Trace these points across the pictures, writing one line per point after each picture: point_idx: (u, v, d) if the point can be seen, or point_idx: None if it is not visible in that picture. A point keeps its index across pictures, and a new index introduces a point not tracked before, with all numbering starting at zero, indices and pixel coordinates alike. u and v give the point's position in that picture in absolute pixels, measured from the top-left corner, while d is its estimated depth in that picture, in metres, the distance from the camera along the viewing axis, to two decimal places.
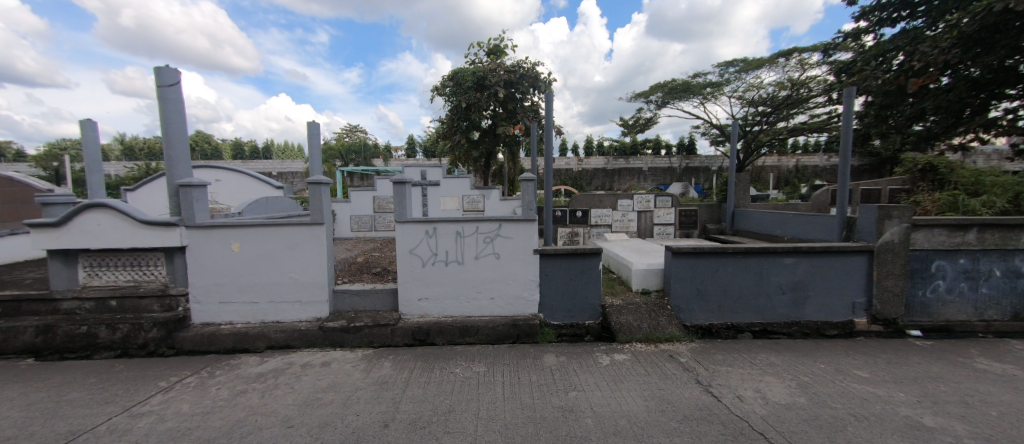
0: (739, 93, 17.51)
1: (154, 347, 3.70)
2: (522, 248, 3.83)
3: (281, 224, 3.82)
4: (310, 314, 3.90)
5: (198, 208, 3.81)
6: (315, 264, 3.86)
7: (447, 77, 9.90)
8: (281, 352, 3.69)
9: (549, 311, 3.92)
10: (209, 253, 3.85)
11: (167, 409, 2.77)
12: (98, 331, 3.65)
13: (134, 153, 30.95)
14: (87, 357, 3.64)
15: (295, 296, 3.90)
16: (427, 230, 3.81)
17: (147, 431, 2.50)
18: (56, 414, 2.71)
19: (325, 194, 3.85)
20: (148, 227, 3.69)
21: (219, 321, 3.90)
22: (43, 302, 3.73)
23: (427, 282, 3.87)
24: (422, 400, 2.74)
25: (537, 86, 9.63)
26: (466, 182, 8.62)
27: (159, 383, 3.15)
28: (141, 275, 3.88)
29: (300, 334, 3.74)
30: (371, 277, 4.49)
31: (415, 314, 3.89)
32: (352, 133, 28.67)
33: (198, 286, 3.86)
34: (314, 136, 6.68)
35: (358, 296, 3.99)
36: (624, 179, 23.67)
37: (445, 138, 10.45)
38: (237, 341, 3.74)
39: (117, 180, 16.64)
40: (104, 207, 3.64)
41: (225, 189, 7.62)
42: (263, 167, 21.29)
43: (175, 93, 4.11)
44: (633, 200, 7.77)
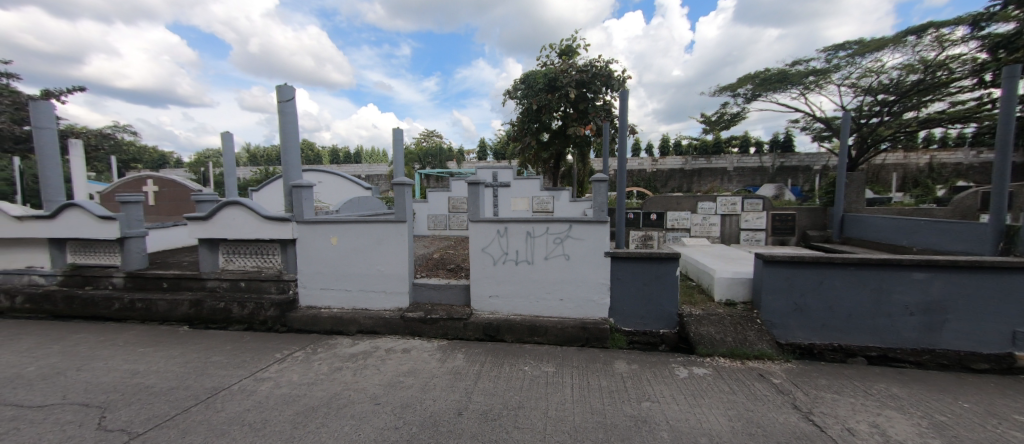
0: (851, 80, 15.11)
1: (272, 323, 4.36)
2: (593, 250, 3.76)
3: (370, 221, 4.23)
4: (394, 304, 4.28)
5: (307, 206, 4.40)
6: (398, 259, 4.21)
7: (519, 80, 10.10)
8: (369, 337, 4.10)
9: (621, 315, 3.80)
10: (314, 245, 4.42)
11: (281, 377, 3.24)
12: (232, 307, 4.40)
13: (257, 160, 36.75)
14: (224, 327, 4.42)
15: (381, 286, 4.29)
16: (499, 229, 3.94)
17: (268, 393, 2.96)
18: (203, 372, 3.33)
19: (408, 194, 4.17)
20: (270, 222, 4.38)
21: (321, 305, 4.46)
22: (195, 280, 4.60)
23: (498, 280, 4.00)
24: (493, 393, 2.84)
25: (610, 85, 9.33)
26: (536, 184, 8.70)
27: (276, 354, 3.70)
28: (263, 262, 4.59)
29: (385, 322, 4.11)
30: (447, 272, 4.77)
31: (486, 310, 4.04)
32: (429, 138, 30.65)
33: (305, 273, 4.46)
34: (398, 141, 7.28)
35: (436, 290, 4.26)
36: (705, 180, 21.85)
37: (516, 140, 10.67)
38: (334, 323, 4.23)
39: (246, 183, 19.89)
40: (238, 204, 4.37)
41: (326, 190, 8.68)
42: (354, 170, 23.78)
43: (292, 106, 4.80)
44: (715, 202, 7.16)
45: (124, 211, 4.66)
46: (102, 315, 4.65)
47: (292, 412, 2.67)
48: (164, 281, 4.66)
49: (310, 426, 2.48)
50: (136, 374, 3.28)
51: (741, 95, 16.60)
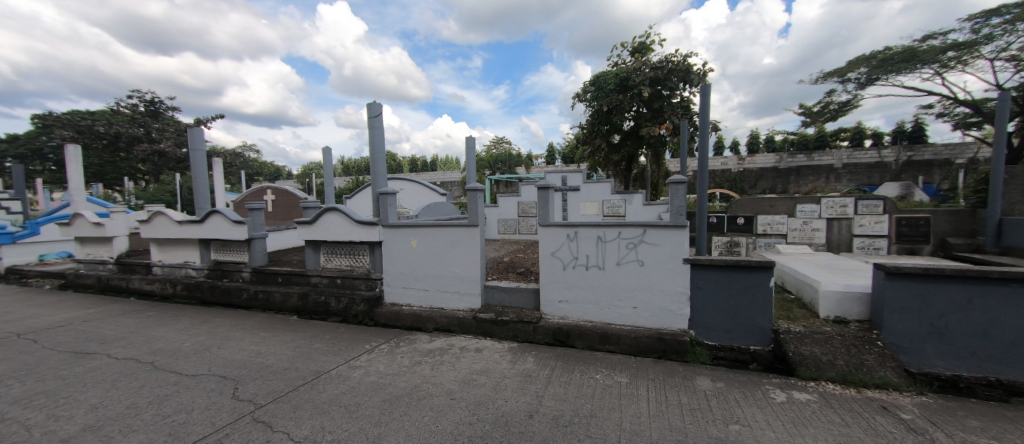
0: (1012, 51, 12.15)
1: (362, 317, 4.85)
2: (670, 257, 3.53)
3: (446, 226, 4.48)
4: (467, 305, 4.46)
5: (391, 212, 4.83)
6: (471, 261, 4.40)
7: (588, 83, 9.94)
8: (445, 334, 4.33)
9: (702, 328, 3.51)
10: (397, 247, 4.81)
11: (369, 366, 3.58)
12: (330, 301, 4.99)
13: (349, 170, 41.27)
14: (324, 319, 5.02)
15: (456, 287, 4.52)
16: (569, 234, 3.91)
17: (360, 380, 3.30)
18: (308, 357, 3.82)
19: (480, 199, 4.35)
20: (361, 226, 4.88)
21: (402, 303, 4.83)
22: (302, 276, 5.31)
23: (568, 285, 3.96)
24: (564, 399, 2.81)
25: (688, 80, 8.73)
26: (607, 187, 8.46)
27: (365, 346, 4.10)
28: (355, 261, 5.13)
29: (460, 321, 4.32)
30: (517, 276, 4.86)
31: (556, 315, 4.02)
32: (498, 144, 31.56)
33: (389, 273, 4.88)
34: (471, 149, 7.62)
35: (506, 292, 4.35)
36: (805, 180, 19.22)
37: (586, 143, 10.51)
38: (414, 320, 4.56)
39: (341, 192, 22.45)
40: (335, 210, 4.95)
41: (407, 196, 9.43)
42: (431, 178, 25.44)
43: (379, 121, 5.32)
44: (819, 205, 6.27)
45: (251, 216, 5.56)
46: (235, 303, 5.58)
47: (379, 399, 2.94)
48: (279, 276, 5.44)
49: (394, 413, 2.70)
50: (258, 354, 3.88)
51: (852, 81, 14.32)
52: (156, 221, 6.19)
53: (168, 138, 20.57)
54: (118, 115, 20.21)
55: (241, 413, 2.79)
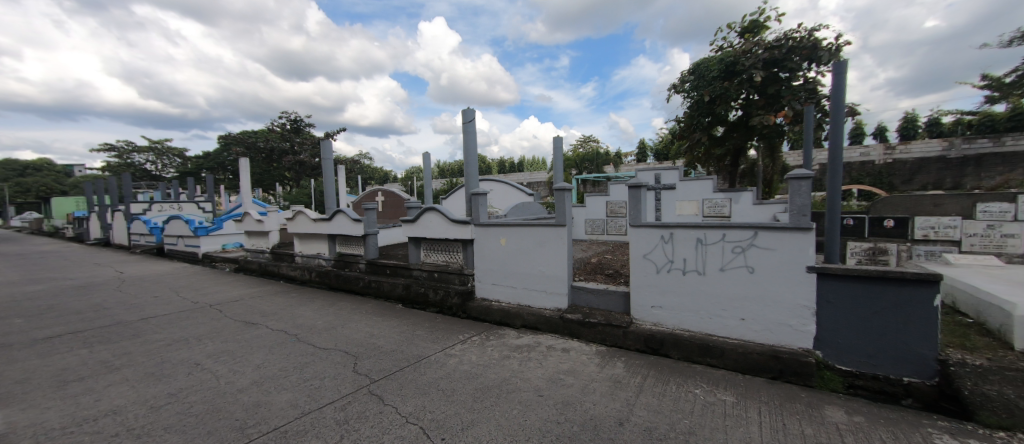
0: None
1: (456, 310, 5.21)
2: (788, 263, 3.05)
3: (534, 225, 4.55)
4: (554, 304, 4.46)
5: (483, 211, 5.09)
6: (558, 260, 4.40)
7: (687, 72, 9.16)
8: (532, 332, 4.42)
9: (832, 349, 2.97)
10: (487, 245, 5.05)
11: (463, 355, 3.84)
12: (429, 292, 5.47)
13: (444, 173, 44.68)
14: (424, 309, 5.52)
15: (543, 286, 4.56)
16: (664, 235, 3.65)
17: (455, 367, 3.55)
18: (411, 342, 4.24)
19: (568, 199, 4.31)
20: (456, 224, 5.25)
21: (491, 298, 5.05)
22: (405, 269, 5.92)
23: (662, 289, 3.70)
24: (658, 411, 2.64)
25: (814, 58, 7.46)
26: (708, 185, 7.70)
27: (459, 336, 4.40)
28: (450, 257, 5.54)
29: (547, 319, 4.36)
30: (605, 277, 4.71)
31: (648, 321, 3.79)
32: (585, 143, 30.91)
33: (480, 269, 5.15)
34: (558, 149, 7.63)
35: (594, 294, 4.25)
36: (989, 171, 14.89)
37: (683, 138, 9.72)
38: (503, 316, 4.74)
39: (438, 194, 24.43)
40: (434, 210, 5.41)
41: (497, 196, 9.86)
42: (518, 179, 26.14)
43: (472, 126, 5.65)
44: (1014, 203, 4.81)
45: (366, 215, 6.38)
46: (353, 289, 6.48)
47: (472, 387, 3.13)
48: (388, 268, 6.15)
49: (486, 403, 2.85)
50: (372, 336, 4.45)
51: None
52: (297, 219, 7.51)
53: (306, 150, 24.77)
54: (272, 133, 25.00)
55: (360, 385, 3.24)
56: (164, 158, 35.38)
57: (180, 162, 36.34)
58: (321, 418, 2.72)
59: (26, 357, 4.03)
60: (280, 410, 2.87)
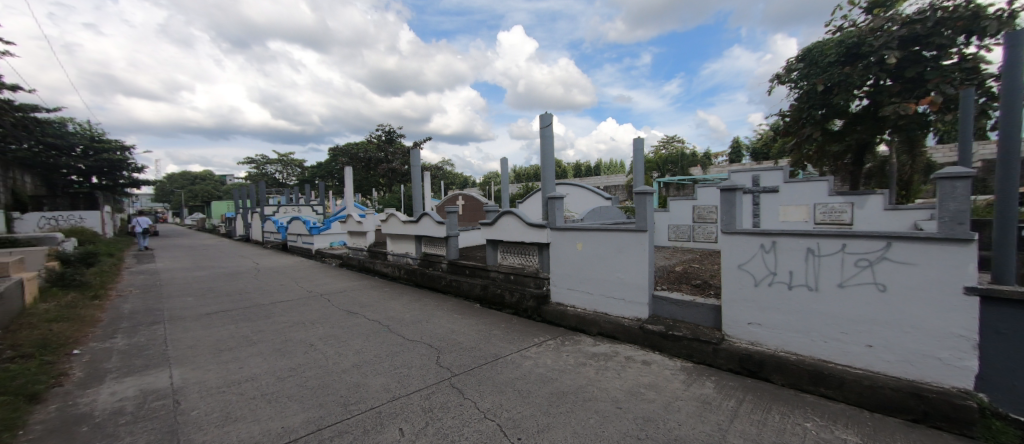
0: None
1: (531, 312, 5.26)
2: (936, 282, 2.48)
3: (612, 230, 4.39)
4: (633, 313, 4.25)
5: (559, 215, 5.08)
6: (638, 268, 4.18)
7: (794, 59, 8.08)
8: (609, 341, 4.26)
9: (1005, 393, 2.32)
10: (563, 250, 5.02)
11: (538, 358, 3.86)
12: (505, 294, 5.63)
13: (520, 178, 45.64)
14: (500, 310, 5.68)
15: (620, 294, 4.37)
16: (764, 244, 3.26)
17: (530, 369, 3.59)
18: (488, 341, 4.40)
19: (650, 202, 4.06)
20: (532, 228, 5.32)
21: (566, 303, 5.00)
22: (483, 270, 6.17)
23: (762, 305, 3.29)
24: (757, 441, 2.35)
25: (976, 29, 6.04)
26: (822, 187, 6.65)
27: (535, 339, 4.44)
28: (527, 260, 5.63)
29: (625, 329, 4.17)
30: (692, 288, 4.35)
31: (743, 339, 3.40)
32: (669, 143, 28.99)
33: (555, 273, 5.13)
34: (639, 151, 7.28)
35: (678, 305, 3.95)
36: None
37: (788, 134, 8.58)
38: (578, 322, 4.66)
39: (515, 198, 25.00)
40: (511, 213, 5.55)
41: (573, 200, 9.75)
42: (594, 182, 25.50)
43: (549, 130, 5.68)
44: None
45: (448, 218, 6.81)
46: (436, 287, 6.95)
47: (548, 391, 3.13)
48: (467, 268, 6.47)
49: (562, 408, 2.83)
50: (453, 332, 4.72)
51: None
52: (390, 220, 8.31)
53: (397, 159, 27.26)
54: (370, 144, 28.01)
55: (442, 377, 3.45)
56: (288, 168, 41.95)
57: (299, 171, 42.72)
58: (409, 404, 2.96)
59: (194, 327, 5.09)
60: (376, 392, 3.19)
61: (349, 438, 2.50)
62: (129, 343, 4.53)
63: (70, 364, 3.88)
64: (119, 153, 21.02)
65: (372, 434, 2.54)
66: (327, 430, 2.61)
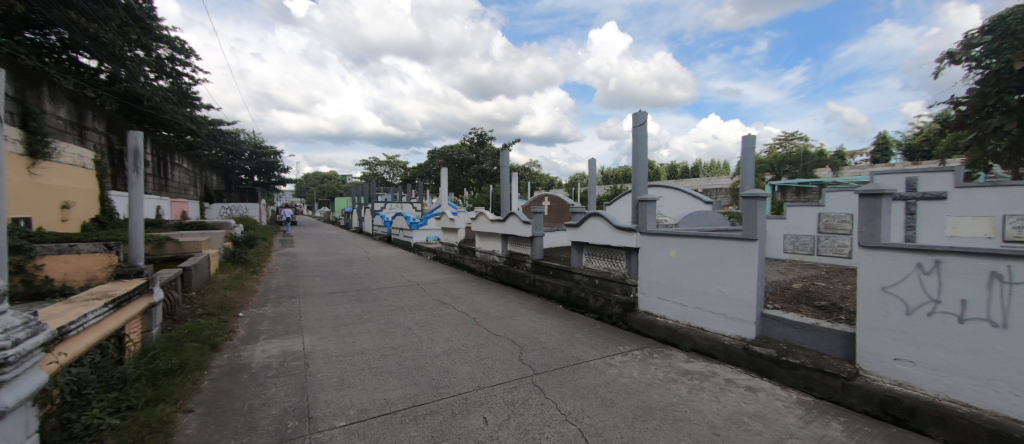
0: None
1: (616, 319, 5.05)
2: None
3: (712, 237, 3.98)
4: (734, 332, 3.80)
5: (650, 218, 4.79)
6: (744, 281, 3.70)
7: (976, 31, 6.36)
8: (704, 358, 3.87)
9: None
10: (655, 256, 4.72)
11: (624, 367, 3.69)
12: (589, 297, 5.51)
13: (608, 179, 44.21)
14: (583, 313, 5.57)
15: (721, 309, 3.93)
16: (923, 263, 2.62)
17: (613, 378, 3.45)
18: (570, 344, 4.35)
19: (761, 207, 3.57)
20: (620, 232, 5.12)
21: (656, 313, 4.68)
22: (567, 272, 6.14)
23: (915, 338, 2.64)
24: None
25: None
26: (1019, 193, 5.07)
27: (619, 347, 4.25)
28: (613, 265, 5.43)
29: (725, 348, 3.75)
30: (814, 310, 3.70)
31: (887, 377, 2.77)
32: (788, 141, 25.15)
33: (645, 280, 4.86)
34: (749, 150, 6.47)
35: (795, 328, 3.40)
36: None
37: (963, 126, 6.79)
38: (669, 334, 4.33)
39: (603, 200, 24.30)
40: (598, 215, 5.41)
41: (668, 204, 9.10)
42: (692, 185, 23.45)
43: (642, 129, 5.40)
44: None
45: (534, 218, 6.92)
46: (520, 285, 7.13)
47: (634, 404, 2.97)
48: (551, 269, 6.49)
49: (649, 424, 2.66)
50: (536, 331, 4.78)
51: None
52: (479, 219, 8.78)
53: (488, 160, 28.64)
54: (464, 146, 29.88)
55: (525, 374, 3.52)
56: (395, 169, 47.20)
57: (403, 172, 47.61)
58: (493, 395, 3.08)
59: (321, 303, 6.04)
60: (463, 379, 3.40)
61: (439, 418, 2.71)
62: (275, 311, 5.57)
63: (237, 324, 4.92)
64: (273, 157, 26.02)
65: (460, 418, 2.71)
66: (420, 407, 2.87)
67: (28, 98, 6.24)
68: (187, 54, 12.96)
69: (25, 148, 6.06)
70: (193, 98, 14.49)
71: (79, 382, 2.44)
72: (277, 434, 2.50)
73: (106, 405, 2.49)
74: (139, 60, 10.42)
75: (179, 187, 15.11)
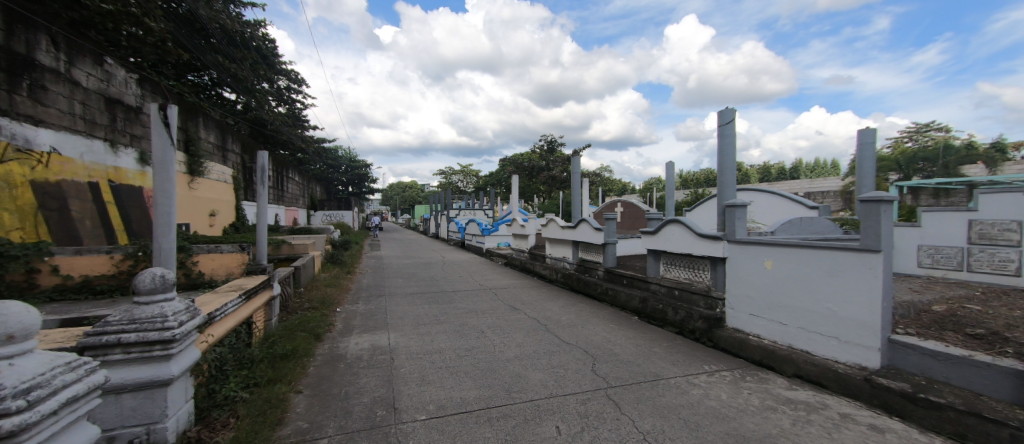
0: None
1: (699, 335, 4.64)
2: None
3: (820, 247, 3.47)
4: (851, 358, 3.25)
5: (739, 225, 4.35)
6: (862, 299, 3.15)
7: None
8: (810, 387, 3.37)
9: None
10: (746, 267, 4.26)
11: (710, 389, 3.36)
12: (667, 310, 5.16)
13: (688, 183, 41.13)
14: (661, 326, 5.23)
15: (832, 331, 3.39)
16: None
17: (698, 400, 3.16)
18: (648, 358, 4.10)
19: (886, 213, 3.02)
20: (704, 240, 4.72)
21: (748, 331, 4.20)
22: (643, 282, 5.84)
23: None
24: None
25: None
26: None
27: (704, 366, 3.89)
28: (695, 275, 5.03)
29: (838, 377, 3.22)
30: (965, 339, 3.00)
31: None
32: (920, 132, 20.98)
33: (734, 294, 4.40)
34: (867, 146, 5.52)
35: (938, 360, 2.78)
36: None
37: None
38: (765, 356, 3.85)
39: (682, 205, 22.68)
40: (677, 222, 5.07)
41: (761, 209, 8.18)
42: (790, 188, 20.79)
43: (730, 128, 4.93)
44: None
45: (606, 225, 6.71)
46: (591, 293, 6.95)
47: (723, 430, 2.69)
48: (625, 278, 6.23)
49: None
50: (609, 342, 4.60)
51: None
52: (550, 225, 8.78)
53: (557, 166, 28.75)
54: (534, 154, 30.22)
55: (599, 386, 3.40)
56: (468, 177, 49.58)
57: (475, 180, 49.75)
58: (566, 405, 3.03)
59: (404, 303, 6.55)
60: (535, 386, 3.40)
61: (512, 422, 2.74)
62: (366, 308, 6.16)
63: (335, 318, 5.55)
64: (364, 169, 29.10)
65: (532, 425, 2.71)
66: (494, 410, 2.93)
67: (190, 128, 7.81)
68: (300, 83, 15.14)
69: (187, 167, 7.59)
70: (304, 121, 16.87)
71: (220, 359, 2.96)
72: (368, 421, 2.76)
73: (239, 381, 2.97)
74: (264, 91, 12.45)
75: (292, 197, 17.65)
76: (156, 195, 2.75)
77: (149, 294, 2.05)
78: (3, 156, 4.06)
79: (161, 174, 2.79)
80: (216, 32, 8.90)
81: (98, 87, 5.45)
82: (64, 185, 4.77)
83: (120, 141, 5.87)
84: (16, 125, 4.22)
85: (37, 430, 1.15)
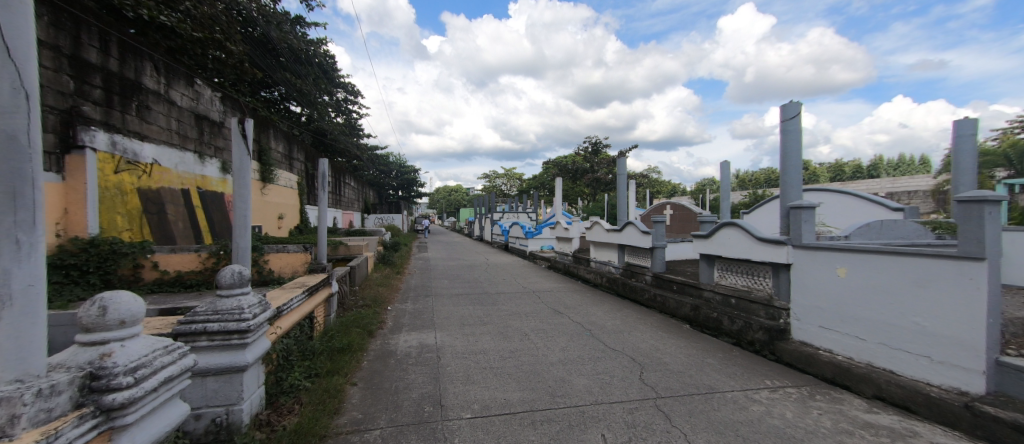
0: None
1: (759, 347, 4.30)
2: None
3: (906, 253, 3.08)
4: (947, 382, 2.83)
5: (806, 228, 3.99)
6: (961, 314, 2.74)
7: None
8: (893, 411, 2.99)
9: None
10: (814, 274, 3.88)
11: (773, 406, 3.10)
12: (722, 319, 4.84)
13: (745, 184, 38.33)
14: (715, 336, 4.91)
15: (923, 350, 2.98)
16: None
17: (759, 417, 2.93)
18: (701, 369, 3.87)
19: (992, 215, 2.63)
20: (764, 244, 4.39)
21: (817, 345, 3.82)
22: (695, 288, 5.54)
23: None
24: None
25: None
26: None
27: (766, 381, 3.60)
28: (754, 283, 4.69)
29: (930, 401, 2.82)
30: None
31: None
32: None
33: (800, 304, 4.03)
34: (965, 139, 4.81)
35: None
36: None
37: None
38: (837, 374, 3.48)
39: (738, 207, 21.16)
40: (734, 226, 4.77)
41: (833, 211, 7.44)
42: (868, 187, 18.61)
43: (796, 122, 4.54)
44: None
45: (655, 228, 6.46)
46: (638, 299, 6.70)
47: None
48: (675, 284, 5.94)
49: None
50: (659, 350, 4.40)
51: None
52: (595, 228, 8.60)
53: (602, 168, 28.22)
54: (578, 156, 29.78)
55: (647, 396, 3.27)
56: (511, 181, 50.01)
57: (518, 183, 50.03)
58: (611, 413, 2.95)
59: (450, 303, 6.73)
60: (580, 391, 3.34)
61: (557, 427, 2.71)
62: (414, 308, 6.40)
63: (386, 315, 5.84)
64: (413, 174, 30.38)
65: (577, 431, 2.66)
66: (537, 413, 2.92)
67: (263, 139, 8.63)
68: (356, 95, 16.18)
69: (260, 175, 8.40)
70: (359, 130, 17.99)
71: (287, 351, 3.23)
72: (416, 415, 2.87)
73: (302, 372, 3.22)
74: (324, 103, 13.45)
75: (348, 201, 18.89)
76: (235, 200, 3.06)
77: (229, 288, 2.29)
78: (117, 167, 4.73)
79: (239, 180, 3.10)
80: (284, 51, 9.75)
81: (190, 105, 6.19)
82: (162, 191, 5.48)
83: (207, 152, 6.64)
84: (127, 140, 4.90)
85: (141, 404, 1.32)
